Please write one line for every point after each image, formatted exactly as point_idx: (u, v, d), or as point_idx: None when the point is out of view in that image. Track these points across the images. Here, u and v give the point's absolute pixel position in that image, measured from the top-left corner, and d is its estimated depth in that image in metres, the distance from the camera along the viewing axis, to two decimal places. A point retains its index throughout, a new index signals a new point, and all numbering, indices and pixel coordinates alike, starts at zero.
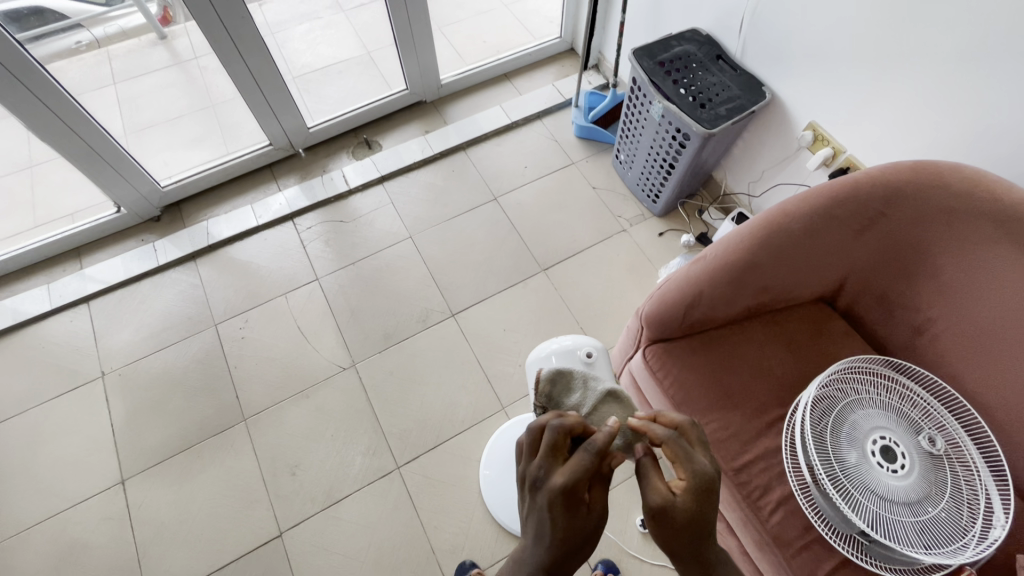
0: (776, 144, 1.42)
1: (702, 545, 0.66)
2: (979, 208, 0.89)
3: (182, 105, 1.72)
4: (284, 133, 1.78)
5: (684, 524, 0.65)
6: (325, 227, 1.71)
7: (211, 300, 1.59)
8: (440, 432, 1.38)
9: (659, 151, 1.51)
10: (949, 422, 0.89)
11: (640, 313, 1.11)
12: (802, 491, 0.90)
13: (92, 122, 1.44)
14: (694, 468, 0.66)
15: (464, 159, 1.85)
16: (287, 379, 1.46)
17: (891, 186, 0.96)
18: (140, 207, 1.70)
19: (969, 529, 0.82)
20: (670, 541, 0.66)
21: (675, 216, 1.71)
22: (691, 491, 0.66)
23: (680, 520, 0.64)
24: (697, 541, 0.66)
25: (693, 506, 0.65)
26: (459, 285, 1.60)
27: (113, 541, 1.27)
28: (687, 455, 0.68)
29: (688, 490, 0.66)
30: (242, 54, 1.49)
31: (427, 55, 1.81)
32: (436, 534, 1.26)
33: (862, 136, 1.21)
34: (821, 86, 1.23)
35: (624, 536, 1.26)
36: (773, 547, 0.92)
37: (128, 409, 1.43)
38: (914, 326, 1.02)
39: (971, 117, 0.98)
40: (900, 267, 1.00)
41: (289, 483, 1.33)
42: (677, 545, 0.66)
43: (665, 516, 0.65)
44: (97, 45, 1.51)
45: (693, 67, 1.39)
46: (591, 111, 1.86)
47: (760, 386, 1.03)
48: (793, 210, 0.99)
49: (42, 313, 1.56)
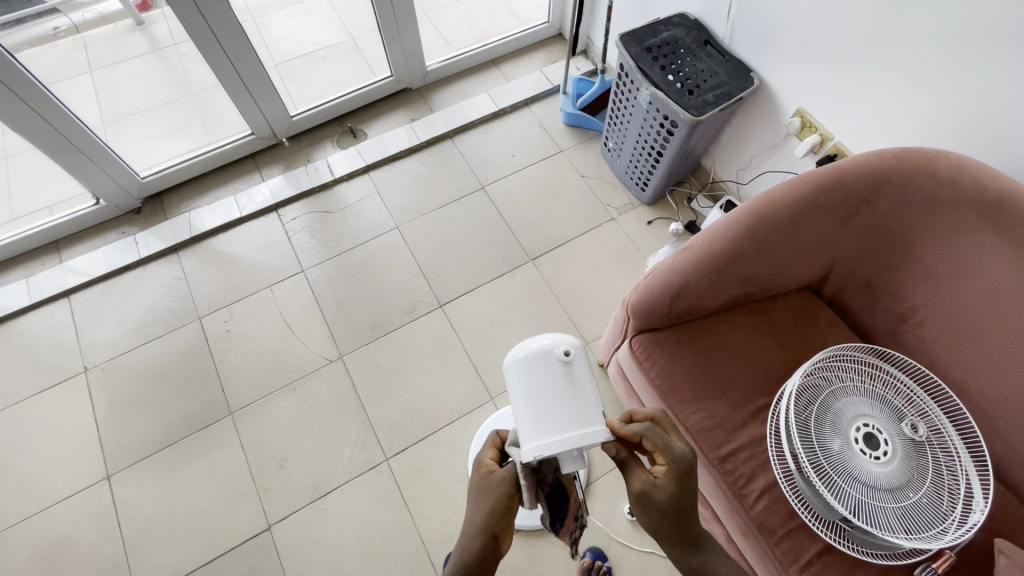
0: (765, 131, 1.41)
1: (684, 522, 0.71)
2: (965, 196, 0.89)
3: (160, 94, 1.68)
4: (267, 122, 1.74)
5: (666, 506, 0.70)
6: (310, 217, 1.69)
7: (195, 293, 1.57)
8: (428, 425, 1.38)
9: (647, 139, 1.49)
10: (932, 409, 0.90)
11: (626, 303, 1.10)
12: (785, 479, 0.91)
13: (67, 112, 1.41)
14: (673, 454, 0.71)
15: (451, 147, 1.82)
16: (274, 371, 1.45)
17: (877, 174, 0.95)
18: (120, 198, 1.67)
19: (949, 515, 0.83)
20: (657, 523, 0.72)
21: (664, 204, 1.70)
22: (671, 477, 0.70)
23: (662, 505, 0.70)
24: (680, 519, 0.71)
25: (675, 490, 0.70)
26: (447, 277, 1.58)
27: (100, 537, 1.26)
28: (665, 445, 0.72)
29: (666, 473, 0.71)
30: (220, 39, 1.44)
31: (412, 41, 1.77)
32: (425, 524, 1.27)
33: (850, 123, 1.20)
34: (810, 71, 1.22)
35: (612, 525, 1.26)
36: (758, 534, 0.92)
37: (112, 405, 1.41)
38: (898, 314, 1.02)
39: (959, 103, 0.97)
40: (886, 253, 1.00)
41: (277, 475, 1.33)
42: (663, 527, 0.72)
43: (649, 500, 0.70)
44: (74, 31, 1.48)
45: (682, 53, 1.37)
46: (579, 98, 1.84)
47: (746, 375, 1.03)
48: (779, 198, 0.98)
49: (22, 308, 1.53)
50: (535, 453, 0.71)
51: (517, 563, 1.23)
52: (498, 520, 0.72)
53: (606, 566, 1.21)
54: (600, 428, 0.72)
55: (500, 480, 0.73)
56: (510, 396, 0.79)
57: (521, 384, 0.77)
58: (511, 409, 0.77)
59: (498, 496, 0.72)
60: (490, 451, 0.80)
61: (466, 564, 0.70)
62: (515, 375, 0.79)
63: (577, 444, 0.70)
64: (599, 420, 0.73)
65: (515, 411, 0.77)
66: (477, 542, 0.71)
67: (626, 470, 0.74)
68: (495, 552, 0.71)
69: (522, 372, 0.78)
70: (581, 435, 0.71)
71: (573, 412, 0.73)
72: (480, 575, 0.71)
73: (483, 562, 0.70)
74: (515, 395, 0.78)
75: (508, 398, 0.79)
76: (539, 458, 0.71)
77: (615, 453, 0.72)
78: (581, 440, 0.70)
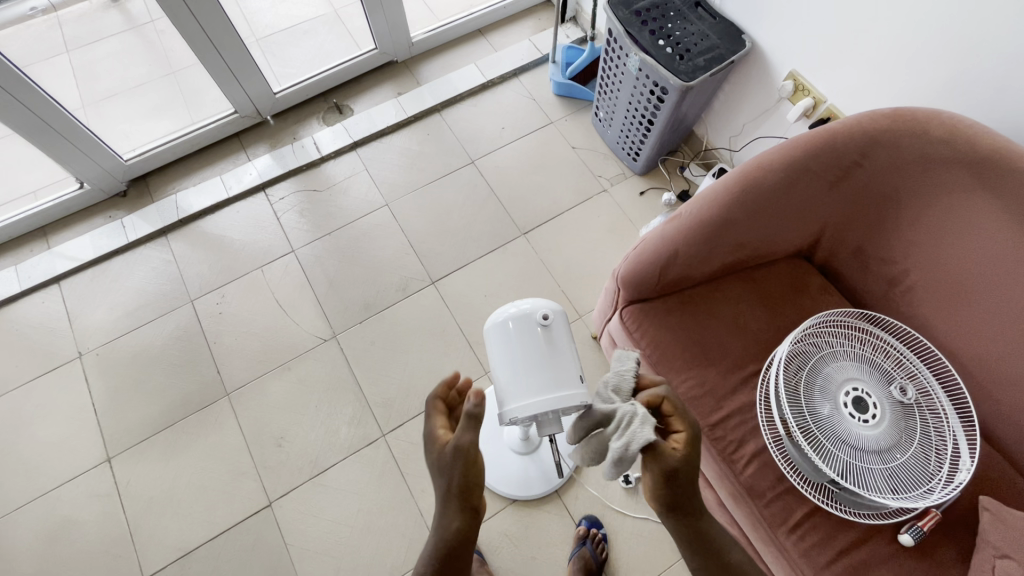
0: (757, 96, 1.38)
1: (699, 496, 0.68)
2: (957, 156, 0.87)
3: (141, 73, 1.65)
4: (250, 100, 1.71)
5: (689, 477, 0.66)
6: (298, 197, 1.67)
7: (186, 276, 1.56)
8: (423, 400, 1.39)
9: (638, 107, 1.46)
10: (921, 371, 0.90)
11: (616, 274, 1.09)
12: (775, 443, 0.92)
13: (42, 94, 1.37)
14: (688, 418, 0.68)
15: (439, 122, 1.78)
16: (269, 351, 1.45)
17: (868, 135, 0.93)
18: (104, 182, 1.64)
19: (936, 474, 0.84)
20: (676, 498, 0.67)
21: (656, 174, 1.68)
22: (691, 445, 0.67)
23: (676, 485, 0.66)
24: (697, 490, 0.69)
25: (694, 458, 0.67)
26: (440, 252, 1.57)
27: (103, 517, 1.28)
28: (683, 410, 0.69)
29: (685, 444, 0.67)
30: (195, 14, 1.40)
31: (396, 12, 1.72)
32: (422, 496, 1.29)
33: (843, 85, 1.17)
34: (802, 33, 1.19)
35: (606, 492, 1.29)
36: (747, 498, 0.94)
37: (109, 389, 1.42)
38: (889, 278, 1.01)
39: (954, 61, 0.95)
40: (877, 217, 0.99)
41: (275, 454, 1.34)
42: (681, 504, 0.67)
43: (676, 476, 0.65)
44: (53, 10, 1.49)
45: (671, 16, 1.32)
46: (568, 67, 1.80)
47: (736, 343, 1.03)
48: (769, 163, 0.97)
49: (12, 295, 1.53)
50: (515, 411, 0.80)
51: (514, 533, 1.25)
52: (466, 487, 0.65)
53: (602, 533, 1.22)
54: (574, 389, 0.81)
55: (453, 450, 0.65)
56: (492, 356, 0.86)
57: (501, 347, 0.85)
58: (493, 370, 0.86)
59: (461, 466, 0.64)
60: (440, 417, 0.71)
61: (444, 545, 0.64)
62: (498, 334, 0.86)
63: (550, 405, 0.79)
64: (571, 382, 0.81)
65: (497, 370, 0.85)
66: (460, 518, 0.64)
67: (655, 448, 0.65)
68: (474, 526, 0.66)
69: (503, 336, 0.85)
70: (557, 396, 0.80)
71: (550, 374, 0.81)
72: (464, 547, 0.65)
73: (465, 538, 0.65)
74: (496, 357, 0.86)
75: (490, 360, 0.86)
76: (520, 416, 0.80)
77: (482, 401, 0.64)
78: (555, 401, 0.79)
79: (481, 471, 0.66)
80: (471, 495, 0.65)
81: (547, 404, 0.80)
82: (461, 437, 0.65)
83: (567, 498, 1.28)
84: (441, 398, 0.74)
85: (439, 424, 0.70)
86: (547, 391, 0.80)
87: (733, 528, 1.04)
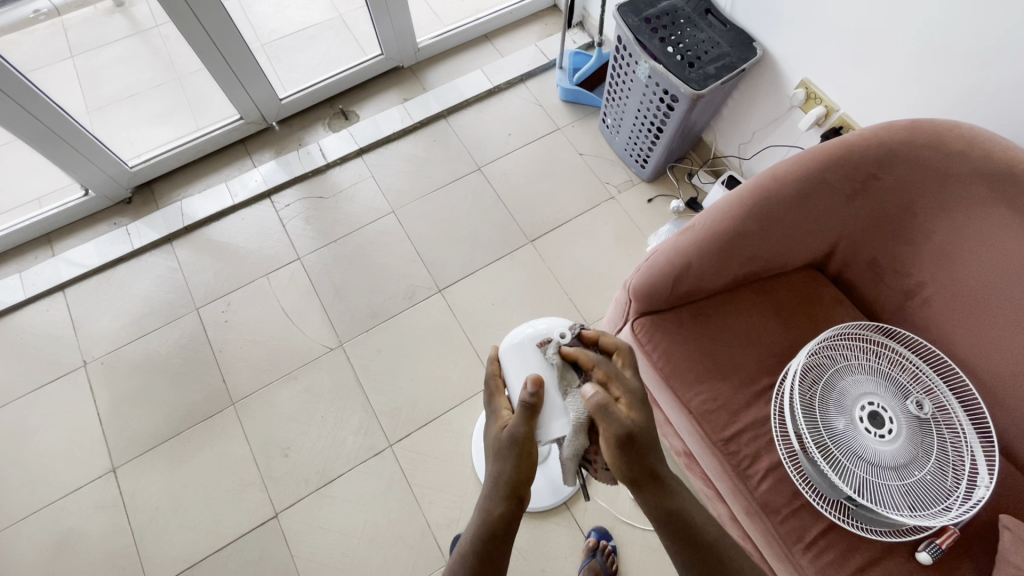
0: (767, 103, 1.37)
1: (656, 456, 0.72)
2: (975, 169, 0.86)
3: (146, 78, 1.64)
4: (255, 106, 1.70)
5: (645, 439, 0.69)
6: (304, 203, 1.66)
7: (191, 284, 1.55)
8: (431, 410, 1.38)
9: (647, 114, 1.45)
10: (938, 386, 0.89)
11: (627, 285, 1.08)
12: (790, 458, 0.91)
13: (47, 101, 1.36)
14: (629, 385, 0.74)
15: (445, 128, 1.77)
16: (275, 360, 1.44)
17: (884, 147, 0.92)
18: (109, 189, 1.63)
19: (954, 491, 0.82)
20: (633, 467, 0.70)
21: (664, 181, 1.67)
22: (637, 407, 0.72)
23: (641, 438, 0.69)
24: (654, 456, 0.71)
25: (645, 420, 0.71)
26: (446, 260, 1.56)
27: (109, 528, 1.27)
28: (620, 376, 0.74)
29: (631, 404, 0.72)
30: (201, 20, 1.39)
31: (402, 18, 1.71)
32: (430, 507, 1.28)
33: (856, 93, 1.16)
34: (814, 42, 1.18)
35: (616, 504, 1.27)
36: (761, 514, 0.92)
37: (114, 398, 1.41)
38: (904, 291, 1.00)
39: (971, 72, 0.94)
40: (892, 229, 0.98)
41: (281, 464, 1.33)
42: (638, 471, 0.70)
43: (633, 439, 0.68)
44: (56, 13, 1.48)
45: (682, 23, 1.30)
46: (576, 73, 1.79)
47: (749, 356, 1.01)
48: (784, 174, 0.96)
49: (17, 303, 1.52)
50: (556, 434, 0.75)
51: (522, 543, 1.24)
52: (516, 480, 0.69)
53: (612, 545, 1.21)
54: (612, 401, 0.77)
55: (506, 441, 0.70)
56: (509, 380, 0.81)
57: (522, 371, 0.80)
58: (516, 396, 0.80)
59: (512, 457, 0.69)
60: (503, 398, 0.78)
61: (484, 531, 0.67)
62: (516, 357, 0.81)
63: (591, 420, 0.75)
64: None
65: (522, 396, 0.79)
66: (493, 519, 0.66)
67: (604, 414, 0.69)
68: (517, 514, 0.69)
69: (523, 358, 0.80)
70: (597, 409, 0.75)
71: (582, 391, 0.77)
72: (508, 538, 0.68)
73: (507, 528, 0.68)
74: (515, 382, 0.80)
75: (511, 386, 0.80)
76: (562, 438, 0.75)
77: (537, 390, 0.71)
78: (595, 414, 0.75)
79: (531, 468, 0.70)
80: (517, 486, 0.69)
81: (558, 430, 0.75)
82: (518, 426, 0.71)
83: (575, 510, 1.27)
84: (501, 380, 0.81)
85: (502, 404, 0.78)
86: (558, 416, 0.75)
87: (746, 542, 1.03)
